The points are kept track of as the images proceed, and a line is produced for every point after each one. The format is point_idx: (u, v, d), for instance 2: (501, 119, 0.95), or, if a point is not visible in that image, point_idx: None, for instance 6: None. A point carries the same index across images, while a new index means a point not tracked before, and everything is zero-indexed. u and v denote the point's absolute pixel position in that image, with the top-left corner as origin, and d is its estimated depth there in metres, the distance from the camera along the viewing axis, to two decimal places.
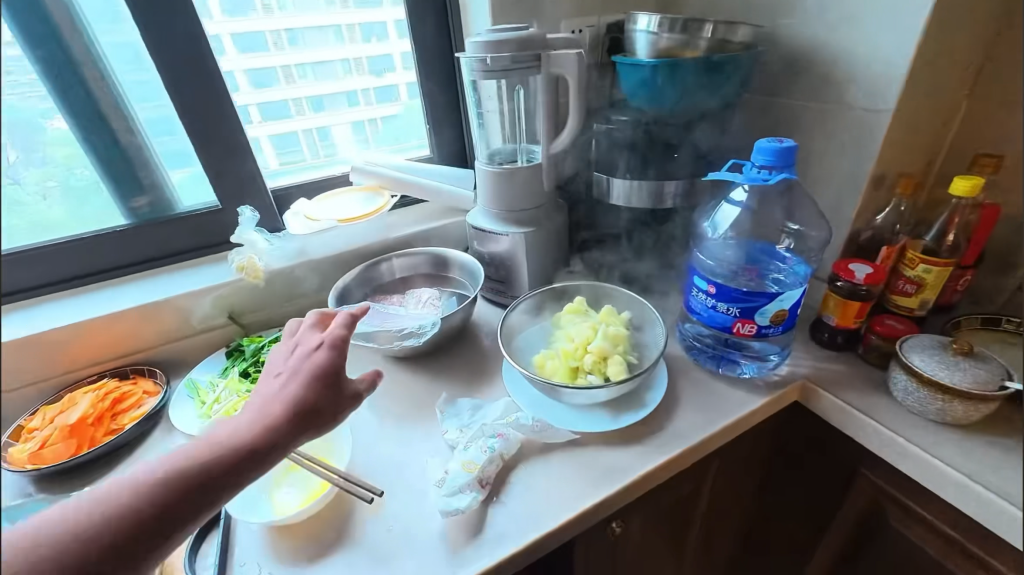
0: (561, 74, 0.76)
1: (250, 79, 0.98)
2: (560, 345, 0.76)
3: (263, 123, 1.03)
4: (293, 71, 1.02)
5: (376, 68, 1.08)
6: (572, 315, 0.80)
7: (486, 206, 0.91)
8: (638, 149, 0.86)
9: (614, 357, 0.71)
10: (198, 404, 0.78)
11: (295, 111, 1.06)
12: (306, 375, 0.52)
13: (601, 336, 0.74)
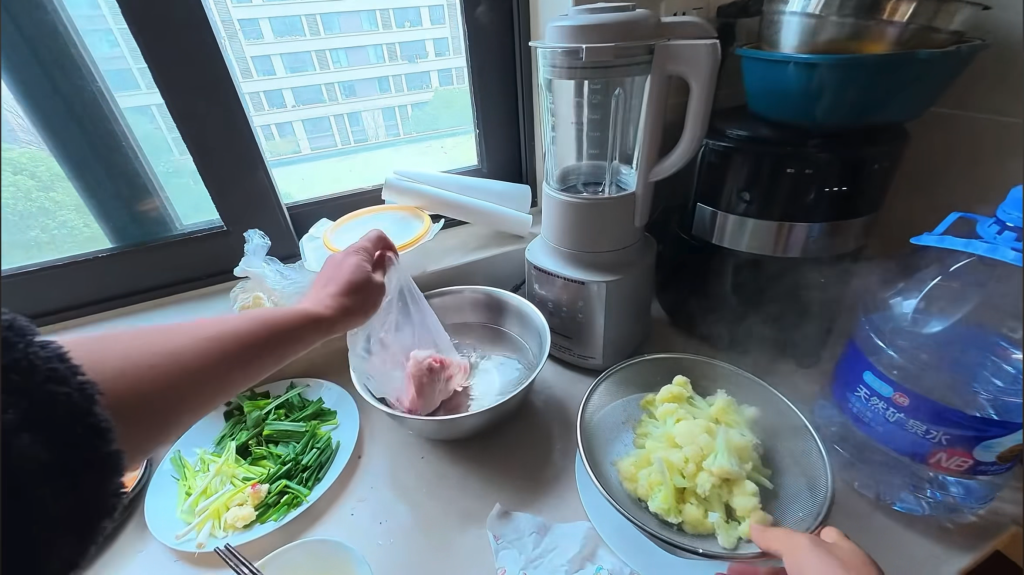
0: (682, 74, 0.54)
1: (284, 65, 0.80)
2: (659, 451, 0.54)
3: (297, 108, 0.83)
4: (328, 56, 0.81)
5: (409, 55, 0.86)
6: (672, 403, 0.58)
7: (554, 242, 0.70)
8: (769, 176, 0.63)
9: (745, 483, 0.50)
10: (183, 492, 0.61)
11: (329, 97, 0.85)
12: (340, 276, 0.55)
13: (721, 445, 0.52)
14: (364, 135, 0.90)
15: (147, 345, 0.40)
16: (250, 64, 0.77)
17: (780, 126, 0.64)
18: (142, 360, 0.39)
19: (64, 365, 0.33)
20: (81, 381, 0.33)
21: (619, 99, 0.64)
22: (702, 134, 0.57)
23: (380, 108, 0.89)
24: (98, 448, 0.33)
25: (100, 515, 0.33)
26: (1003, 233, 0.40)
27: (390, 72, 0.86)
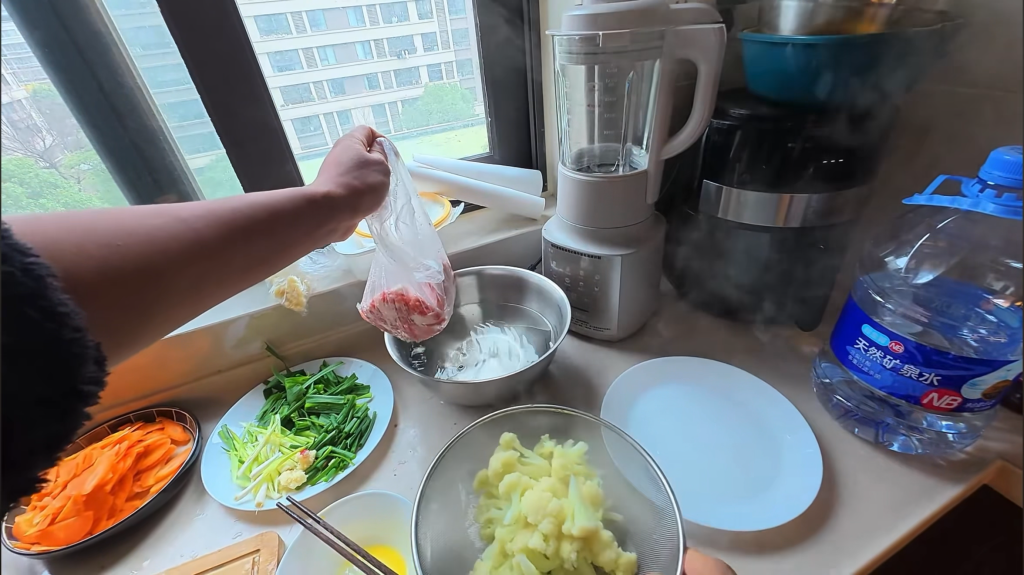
0: (693, 58, 0.59)
1: (274, 62, 0.78)
2: (516, 539, 0.49)
3: (286, 108, 0.82)
4: (315, 54, 0.82)
5: (396, 51, 0.87)
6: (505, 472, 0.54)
7: (573, 219, 0.74)
8: (771, 153, 0.68)
9: (603, 532, 0.48)
10: (234, 460, 0.65)
11: (316, 94, 0.84)
12: (333, 169, 0.56)
13: (572, 498, 0.50)
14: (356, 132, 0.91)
15: (116, 226, 0.43)
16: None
17: (784, 104, 0.68)
18: (109, 239, 0.42)
19: (11, 244, 0.32)
20: (28, 261, 0.33)
21: (632, 84, 0.68)
22: (709, 115, 0.62)
23: (368, 106, 0.90)
24: (59, 329, 0.34)
25: (74, 399, 0.35)
26: (984, 190, 0.46)
27: (380, 69, 0.87)
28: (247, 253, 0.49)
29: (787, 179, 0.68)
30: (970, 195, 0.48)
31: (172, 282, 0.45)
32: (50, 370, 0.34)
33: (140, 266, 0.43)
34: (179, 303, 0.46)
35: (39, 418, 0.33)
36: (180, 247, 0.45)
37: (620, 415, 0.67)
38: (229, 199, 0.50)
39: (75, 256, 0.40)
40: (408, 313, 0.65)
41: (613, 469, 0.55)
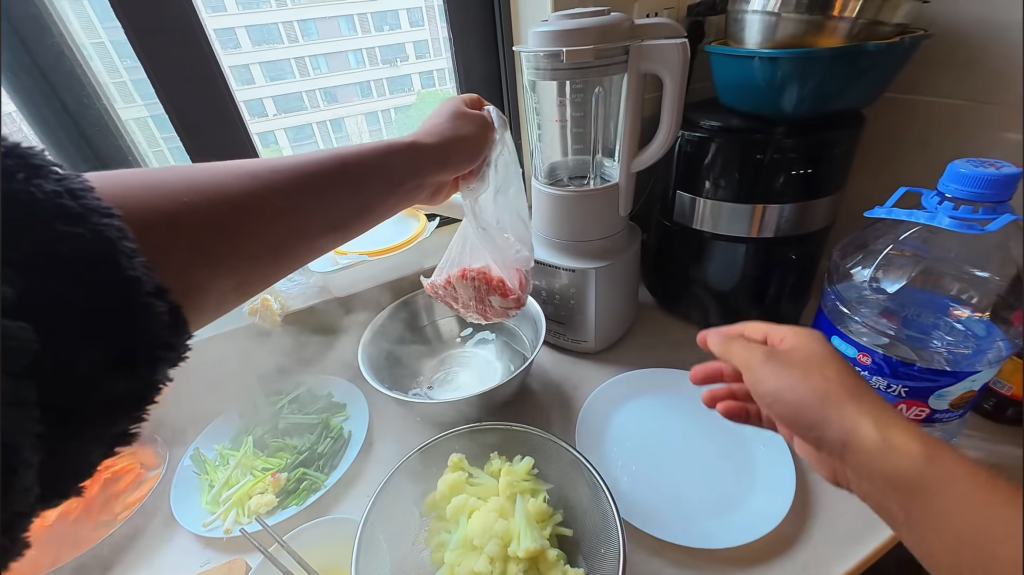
0: (658, 73, 0.59)
1: (267, 71, 0.80)
2: (462, 564, 0.47)
3: (279, 116, 0.84)
4: (307, 62, 0.82)
5: (388, 59, 0.87)
6: (452, 493, 0.53)
7: (547, 233, 0.74)
8: (744, 163, 0.68)
9: (550, 551, 0.47)
10: (204, 485, 0.64)
11: (309, 103, 0.86)
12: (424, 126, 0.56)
13: (518, 517, 0.49)
14: (348, 140, 0.91)
15: (192, 177, 0.41)
16: (230, 73, 0.77)
17: (751, 115, 0.69)
18: (175, 194, 0.39)
19: (83, 204, 0.33)
20: (99, 222, 0.33)
21: (598, 97, 0.69)
22: (678, 125, 0.62)
23: (362, 114, 0.90)
24: (133, 290, 0.33)
25: (155, 360, 0.35)
26: (942, 203, 0.47)
27: (373, 77, 0.88)
28: (339, 202, 0.47)
29: (757, 189, 0.68)
30: (928, 208, 0.49)
31: (254, 232, 0.42)
32: (120, 331, 0.33)
33: (221, 215, 0.40)
34: (265, 259, 0.44)
35: (114, 376, 0.33)
36: (269, 196, 0.43)
37: (595, 430, 0.67)
38: (320, 153, 0.48)
39: (147, 209, 0.38)
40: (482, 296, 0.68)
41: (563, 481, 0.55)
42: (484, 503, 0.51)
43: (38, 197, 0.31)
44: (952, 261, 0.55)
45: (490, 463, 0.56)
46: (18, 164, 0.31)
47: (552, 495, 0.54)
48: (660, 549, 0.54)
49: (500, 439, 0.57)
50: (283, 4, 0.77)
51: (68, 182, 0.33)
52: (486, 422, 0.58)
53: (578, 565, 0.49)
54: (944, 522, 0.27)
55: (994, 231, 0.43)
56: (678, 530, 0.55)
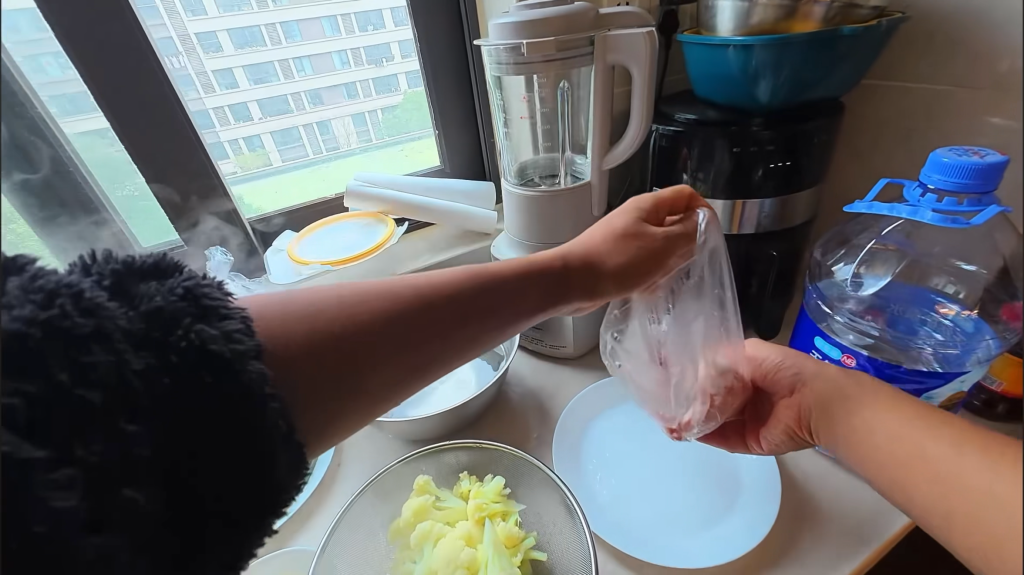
0: (624, 65, 0.56)
1: (251, 74, 0.77)
2: None
3: (265, 120, 0.82)
4: (291, 65, 0.79)
5: (374, 59, 0.84)
6: (417, 520, 0.49)
7: (519, 235, 0.71)
8: (722, 157, 0.65)
9: None
10: None
11: (296, 105, 0.83)
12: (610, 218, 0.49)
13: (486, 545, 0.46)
14: (335, 142, 0.89)
15: (351, 301, 0.37)
16: (211, 78, 0.75)
17: (728, 107, 0.66)
18: (317, 319, 0.35)
19: (222, 329, 0.31)
20: (229, 347, 0.30)
21: (565, 93, 0.65)
22: (647, 120, 0.59)
23: (349, 115, 0.88)
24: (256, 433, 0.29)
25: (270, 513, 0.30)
26: (925, 196, 0.44)
27: (358, 77, 0.85)
28: (474, 326, 0.41)
29: (735, 184, 0.66)
30: (910, 200, 0.45)
31: (383, 363, 0.36)
32: (251, 475, 0.29)
33: (346, 343, 0.35)
34: (376, 394, 0.36)
35: (215, 539, 0.28)
36: (385, 322, 0.37)
37: (574, 442, 0.64)
38: (441, 271, 0.41)
39: (286, 338, 0.33)
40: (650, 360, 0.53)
41: (537, 499, 0.51)
42: (452, 531, 0.48)
43: (193, 344, 0.29)
44: (935, 256, 0.53)
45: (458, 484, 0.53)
46: (189, 299, 0.31)
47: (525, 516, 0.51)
48: (642, 568, 0.51)
49: (471, 458, 0.54)
50: (264, 5, 0.74)
51: (192, 283, 0.32)
52: (453, 440, 0.54)
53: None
54: (906, 451, 0.36)
55: (976, 226, 0.40)
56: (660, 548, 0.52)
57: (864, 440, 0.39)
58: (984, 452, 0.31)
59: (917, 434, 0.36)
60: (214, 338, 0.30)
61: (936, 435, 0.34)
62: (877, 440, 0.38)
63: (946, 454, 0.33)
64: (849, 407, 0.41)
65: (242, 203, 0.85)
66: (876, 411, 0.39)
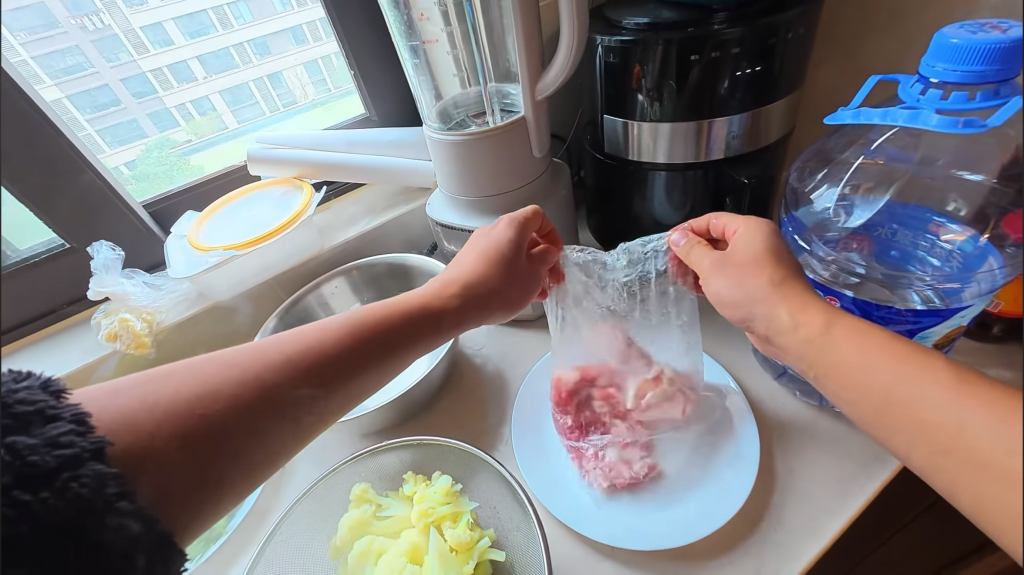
0: None
1: (183, 28, 0.65)
2: None
3: (211, 79, 0.70)
4: (228, 11, 0.67)
5: None
6: (358, 533, 0.45)
7: (451, 190, 0.60)
8: (672, 70, 0.53)
9: None
10: None
11: (240, 60, 0.71)
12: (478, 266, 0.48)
13: (431, 559, 0.42)
14: (293, 98, 0.78)
15: (230, 362, 0.36)
16: (142, 36, 0.63)
17: (682, 6, 0.54)
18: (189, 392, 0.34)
19: (46, 435, 0.28)
20: (58, 441, 0.28)
21: (478, 10, 0.53)
22: (581, 35, 0.49)
23: (301, 64, 0.75)
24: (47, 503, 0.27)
25: None
26: (925, 93, 0.34)
27: (306, 18, 0.71)
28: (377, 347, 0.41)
29: (693, 101, 0.55)
30: (906, 102, 0.36)
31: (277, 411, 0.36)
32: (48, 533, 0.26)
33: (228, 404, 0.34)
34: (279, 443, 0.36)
35: None
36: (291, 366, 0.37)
37: (539, 412, 0.56)
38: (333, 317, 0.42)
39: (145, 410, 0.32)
40: (579, 400, 0.51)
41: (491, 492, 0.46)
42: (396, 543, 0.44)
43: (11, 458, 0.26)
44: (939, 166, 0.46)
45: (401, 486, 0.48)
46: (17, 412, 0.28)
47: (480, 514, 0.46)
48: (614, 552, 0.45)
49: (415, 457, 0.49)
50: None
51: (8, 390, 0.28)
52: (389, 441, 0.48)
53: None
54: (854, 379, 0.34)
55: (990, 127, 0.31)
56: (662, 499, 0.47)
57: (845, 382, 0.35)
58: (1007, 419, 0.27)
59: (905, 388, 0.32)
60: (78, 482, 0.27)
61: (930, 383, 0.31)
62: (855, 384, 0.34)
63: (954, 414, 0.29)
64: (820, 344, 0.37)
65: (131, 183, 0.69)
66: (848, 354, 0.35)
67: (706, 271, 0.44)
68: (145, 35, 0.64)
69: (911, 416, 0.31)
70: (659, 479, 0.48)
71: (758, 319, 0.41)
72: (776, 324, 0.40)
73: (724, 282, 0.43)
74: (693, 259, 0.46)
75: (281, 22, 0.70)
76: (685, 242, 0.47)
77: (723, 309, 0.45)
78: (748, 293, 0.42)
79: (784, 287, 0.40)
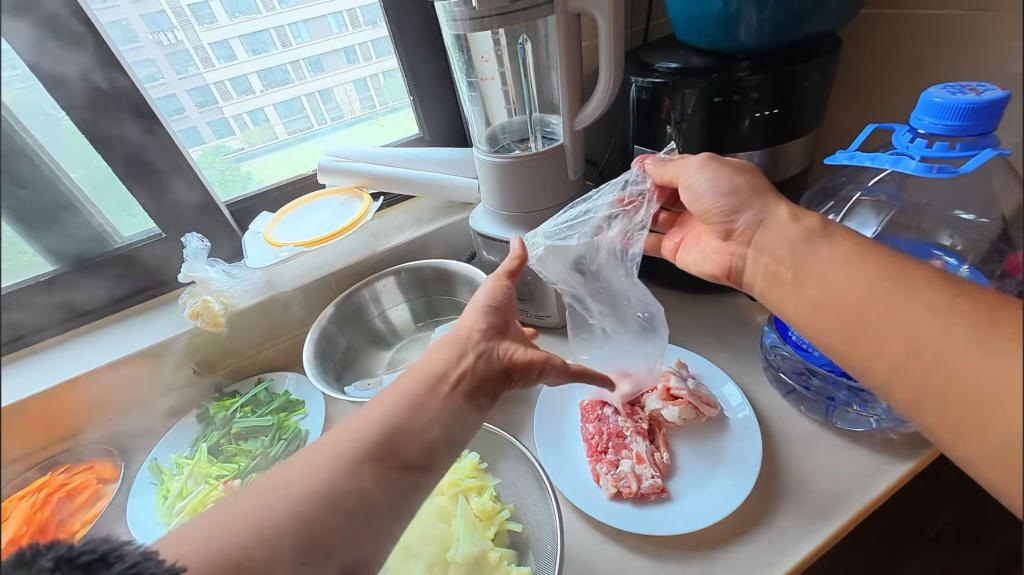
0: (590, 15, 0.53)
1: (246, 46, 0.74)
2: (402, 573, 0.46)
3: (267, 92, 0.78)
4: (288, 31, 0.76)
5: (370, 20, 0.80)
6: None
7: (494, 204, 0.67)
8: (696, 106, 0.59)
9: (491, 554, 0.46)
10: (157, 498, 0.62)
11: (296, 75, 0.79)
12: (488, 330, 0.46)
13: (458, 520, 0.48)
14: (339, 111, 0.86)
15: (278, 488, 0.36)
16: (209, 51, 0.72)
17: (710, 53, 0.60)
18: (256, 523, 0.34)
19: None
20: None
21: (528, 50, 0.62)
22: (618, 74, 0.56)
23: (350, 82, 0.84)
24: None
25: None
26: (914, 140, 0.39)
27: (356, 41, 0.80)
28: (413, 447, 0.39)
29: (717, 136, 0.61)
30: (897, 148, 0.41)
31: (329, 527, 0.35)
32: None
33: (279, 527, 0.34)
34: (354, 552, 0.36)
35: None
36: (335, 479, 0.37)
37: (561, 408, 0.61)
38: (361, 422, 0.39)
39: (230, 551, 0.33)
40: (599, 412, 0.58)
41: (513, 472, 0.53)
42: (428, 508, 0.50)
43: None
44: None
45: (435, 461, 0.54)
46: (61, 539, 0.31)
47: (504, 491, 0.52)
48: (620, 537, 0.50)
49: None
50: None
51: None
52: None
53: (527, 563, 0.47)
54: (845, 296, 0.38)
55: (963, 173, 0.37)
56: (672, 490, 0.52)
57: (835, 302, 0.39)
58: (987, 328, 0.32)
59: (895, 297, 0.36)
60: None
61: (924, 290, 0.35)
62: (842, 298, 0.39)
63: (941, 325, 0.33)
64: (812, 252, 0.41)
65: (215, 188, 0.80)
66: (834, 263, 0.39)
67: (689, 163, 0.48)
68: (213, 52, 0.72)
69: (896, 331, 0.35)
70: (668, 500, 0.51)
71: (753, 211, 0.45)
72: (772, 219, 0.44)
73: (707, 176, 0.47)
74: (672, 167, 0.50)
75: (334, 44, 0.79)
76: (659, 161, 0.52)
77: (698, 207, 0.48)
78: (734, 182, 0.46)
79: (766, 185, 0.46)
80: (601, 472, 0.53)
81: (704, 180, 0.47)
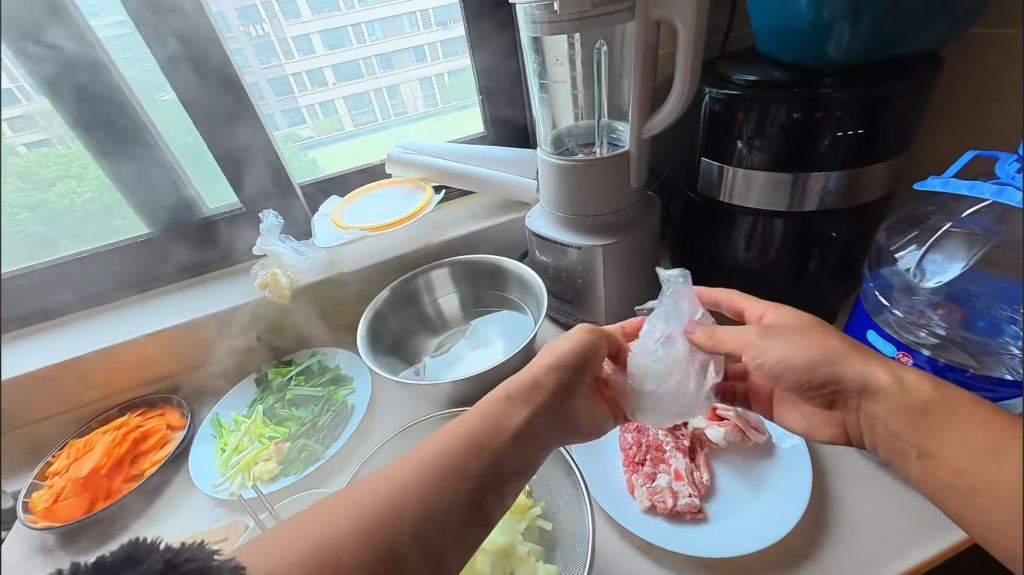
0: (670, 23, 0.53)
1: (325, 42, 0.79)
2: None
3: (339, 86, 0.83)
4: (364, 28, 0.80)
5: (443, 20, 0.83)
6: None
7: (552, 206, 0.68)
8: (775, 121, 0.57)
9: (520, 546, 0.46)
10: (217, 451, 0.67)
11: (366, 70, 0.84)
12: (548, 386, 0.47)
13: None
14: (403, 108, 0.90)
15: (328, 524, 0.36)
16: (292, 44, 0.77)
17: (793, 68, 0.58)
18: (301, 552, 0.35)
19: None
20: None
21: (603, 55, 0.62)
22: (692, 83, 0.56)
23: (416, 78, 0.87)
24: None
25: None
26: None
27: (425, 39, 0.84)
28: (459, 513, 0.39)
29: (793, 153, 0.58)
30: (1001, 178, 0.38)
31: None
32: None
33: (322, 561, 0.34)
34: None
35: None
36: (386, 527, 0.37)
37: None
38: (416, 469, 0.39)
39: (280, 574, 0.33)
40: (640, 422, 0.57)
41: (547, 470, 0.53)
42: None
43: None
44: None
45: None
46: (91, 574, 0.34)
47: (537, 487, 0.52)
48: (651, 550, 0.49)
49: None
50: None
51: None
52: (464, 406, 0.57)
53: (554, 560, 0.47)
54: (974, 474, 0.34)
55: None
56: (709, 512, 0.50)
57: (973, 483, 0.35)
58: None
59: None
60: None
61: None
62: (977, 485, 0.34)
63: None
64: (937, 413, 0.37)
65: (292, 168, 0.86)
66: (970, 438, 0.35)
67: (759, 337, 0.44)
68: (295, 45, 0.77)
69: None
70: (704, 521, 0.49)
71: (843, 380, 0.41)
72: (870, 387, 0.40)
73: (784, 347, 0.43)
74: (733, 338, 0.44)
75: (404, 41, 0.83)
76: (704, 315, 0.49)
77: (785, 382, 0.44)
78: (813, 356, 0.42)
79: (849, 347, 0.42)
80: (636, 483, 0.52)
81: (786, 353, 0.43)
